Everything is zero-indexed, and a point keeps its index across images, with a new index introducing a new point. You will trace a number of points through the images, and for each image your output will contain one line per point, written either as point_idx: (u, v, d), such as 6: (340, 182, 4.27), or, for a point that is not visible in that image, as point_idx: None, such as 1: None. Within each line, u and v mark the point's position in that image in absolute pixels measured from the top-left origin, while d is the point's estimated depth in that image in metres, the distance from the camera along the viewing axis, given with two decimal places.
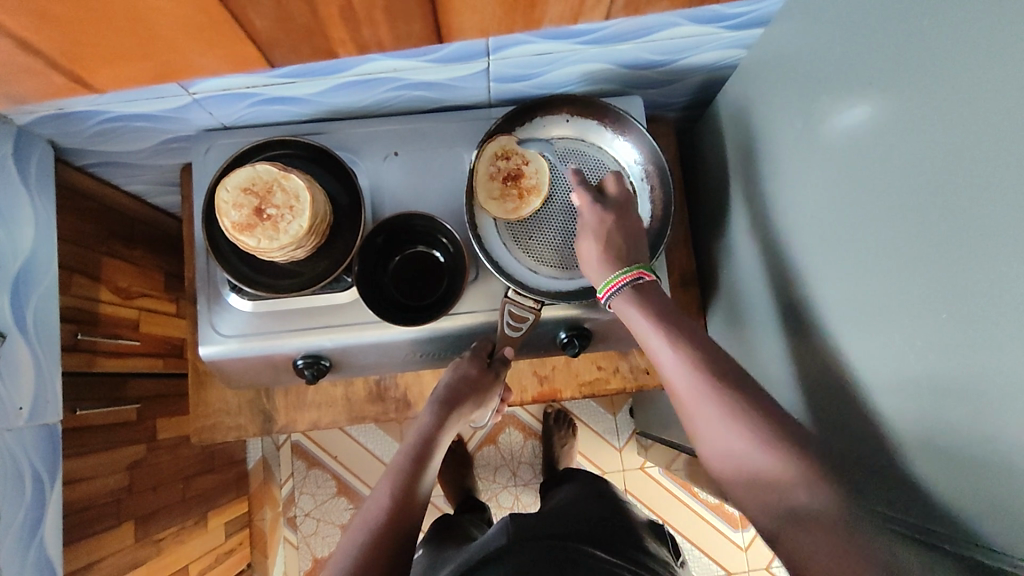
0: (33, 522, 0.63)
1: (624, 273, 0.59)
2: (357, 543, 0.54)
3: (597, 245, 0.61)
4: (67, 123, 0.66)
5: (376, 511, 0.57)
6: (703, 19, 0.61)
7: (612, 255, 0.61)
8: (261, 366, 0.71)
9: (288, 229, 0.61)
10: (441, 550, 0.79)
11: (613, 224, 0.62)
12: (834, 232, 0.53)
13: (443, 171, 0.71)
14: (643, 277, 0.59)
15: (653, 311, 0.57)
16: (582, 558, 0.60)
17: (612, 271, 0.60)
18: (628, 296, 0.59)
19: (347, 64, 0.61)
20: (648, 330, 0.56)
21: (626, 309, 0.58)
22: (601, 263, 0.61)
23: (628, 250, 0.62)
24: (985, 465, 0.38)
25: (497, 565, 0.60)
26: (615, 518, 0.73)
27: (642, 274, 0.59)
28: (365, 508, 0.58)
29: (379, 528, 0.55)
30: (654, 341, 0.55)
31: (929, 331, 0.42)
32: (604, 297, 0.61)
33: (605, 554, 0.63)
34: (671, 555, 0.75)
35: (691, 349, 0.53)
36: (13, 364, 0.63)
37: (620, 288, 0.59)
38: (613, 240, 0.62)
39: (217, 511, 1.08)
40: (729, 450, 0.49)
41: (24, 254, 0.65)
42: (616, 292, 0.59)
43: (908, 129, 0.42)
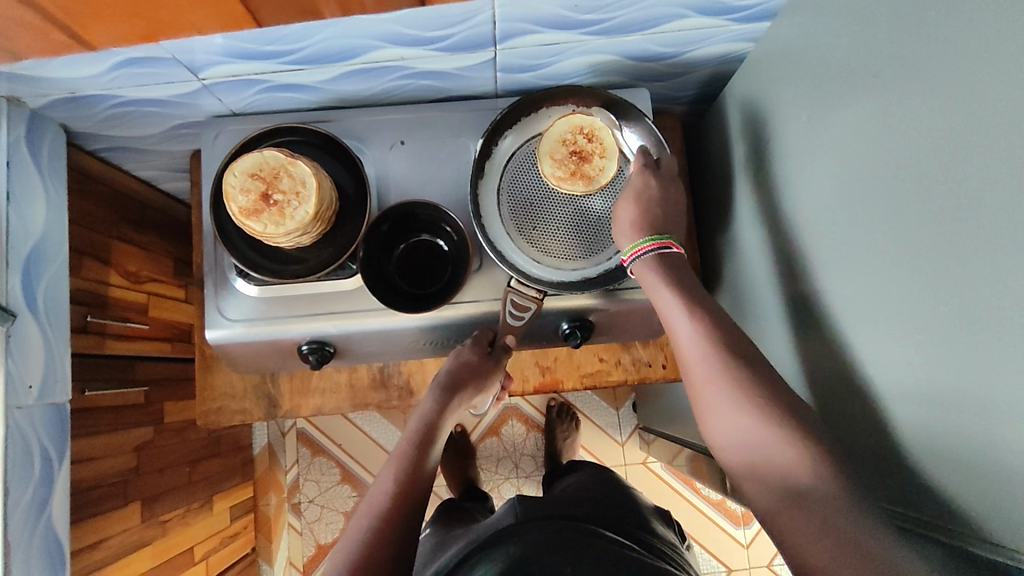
0: (41, 498, 0.64)
1: (650, 241, 0.61)
2: (363, 527, 0.55)
3: (631, 211, 0.62)
4: (79, 107, 0.67)
5: (381, 496, 0.58)
6: (711, 11, 0.61)
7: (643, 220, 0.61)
8: (267, 351, 0.72)
9: (295, 215, 0.61)
10: (447, 534, 0.80)
11: (654, 188, 0.63)
12: (838, 225, 0.53)
13: (449, 161, 0.72)
14: (670, 248, 0.61)
15: (674, 282, 0.58)
16: (591, 535, 0.61)
17: (641, 235, 0.61)
18: (653, 262, 0.60)
19: (355, 52, 0.62)
20: (668, 303, 0.58)
21: (647, 278, 0.60)
22: (631, 226, 0.62)
23: (663, 216, 0.62)
24: (981, 456, 0.39)
25: (504, 542, 0.61)
26: (621, 502, 0.73)
27: (664, 244, 0.61)
28: (370, 492, 0.59)
29: (385, 511, 0.56)
30: (674, 315, 0.57)
31: (929, 324, 0.42)
32: (627, 261, 0.62)
33: (611, 532, 0.64)
34: (676, 538, 0.76)
35: (708, 324, 0.55)
36: (24, 343, 0.64)
37: (642, 255, 0.61)
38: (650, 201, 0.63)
39: (222, 495, 1.09)
40: (742, 433, 0.50)
41: (35, 236, 0.66)
42: (639, 259, 0.61)
43: (913, 122, 0.42)
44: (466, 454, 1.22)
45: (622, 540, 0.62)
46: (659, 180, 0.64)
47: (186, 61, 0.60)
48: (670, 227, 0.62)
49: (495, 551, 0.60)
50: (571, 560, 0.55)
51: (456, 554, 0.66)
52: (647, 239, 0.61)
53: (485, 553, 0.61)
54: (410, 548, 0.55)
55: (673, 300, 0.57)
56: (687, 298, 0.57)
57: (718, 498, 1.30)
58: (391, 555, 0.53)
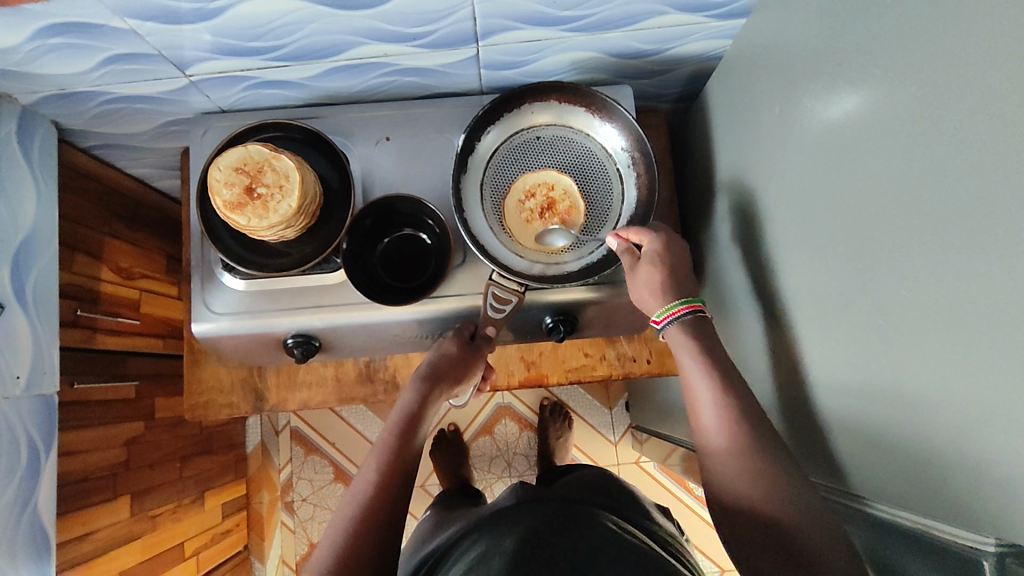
0: (28, 489, 0.65)
1: (683, 304, 0.60)
2: (346, 519, 0.55)
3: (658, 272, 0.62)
4: (70, 103, 0.68)
5: (365, 485, 0.58)
6: (688, 8, 0.62)
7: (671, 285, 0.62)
8: (253, 344, 0.73)
9: (278, 209, 0.62)
10: (448, 515, 0.82)
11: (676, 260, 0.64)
12: (810, 218, 0.53)
13: (433, 157, 0.73)
14: (701, 310, 0.61)
15: (700, 345, 0.58)
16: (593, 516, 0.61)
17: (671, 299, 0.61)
18: (680, 328, 0.60)
19: (338, 48, 0.63)
20: (689, 362, 0.57)
21: (675, 339, 0.60)
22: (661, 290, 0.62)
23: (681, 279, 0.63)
24: (937, 441, 0.39)
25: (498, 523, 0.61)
26: (619, 494, 0.74)
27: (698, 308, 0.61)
28: (354, 482, 0.60)
29: (368, 503, 0.57)
30: (692, 369, 0.57)
31: (892, 310, 0.43)
32: (660, 323, 0.62)
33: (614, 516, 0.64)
34: (674, 529, 0.77)
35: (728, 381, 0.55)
36: (11, 335, 0.65)
37: (677, 318, 0.60)
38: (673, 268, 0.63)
39: (214, 492, 1.10)
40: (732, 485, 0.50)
41: (25, 230, 0.68)
42: (674, 321, 0.60)
43: (879, 109, 0.43)
44: (457, 454, 1.23)
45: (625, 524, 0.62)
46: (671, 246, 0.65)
47: (172, 57, 0.61)
48: (685, 288, 0.63)
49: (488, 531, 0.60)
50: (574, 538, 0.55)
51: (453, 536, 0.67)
52: (678, 304, 0.61)
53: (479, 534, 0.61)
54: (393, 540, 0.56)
55: (695, 357, 0.57)
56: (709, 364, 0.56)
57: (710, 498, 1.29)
58: (373, 545, 0.54)
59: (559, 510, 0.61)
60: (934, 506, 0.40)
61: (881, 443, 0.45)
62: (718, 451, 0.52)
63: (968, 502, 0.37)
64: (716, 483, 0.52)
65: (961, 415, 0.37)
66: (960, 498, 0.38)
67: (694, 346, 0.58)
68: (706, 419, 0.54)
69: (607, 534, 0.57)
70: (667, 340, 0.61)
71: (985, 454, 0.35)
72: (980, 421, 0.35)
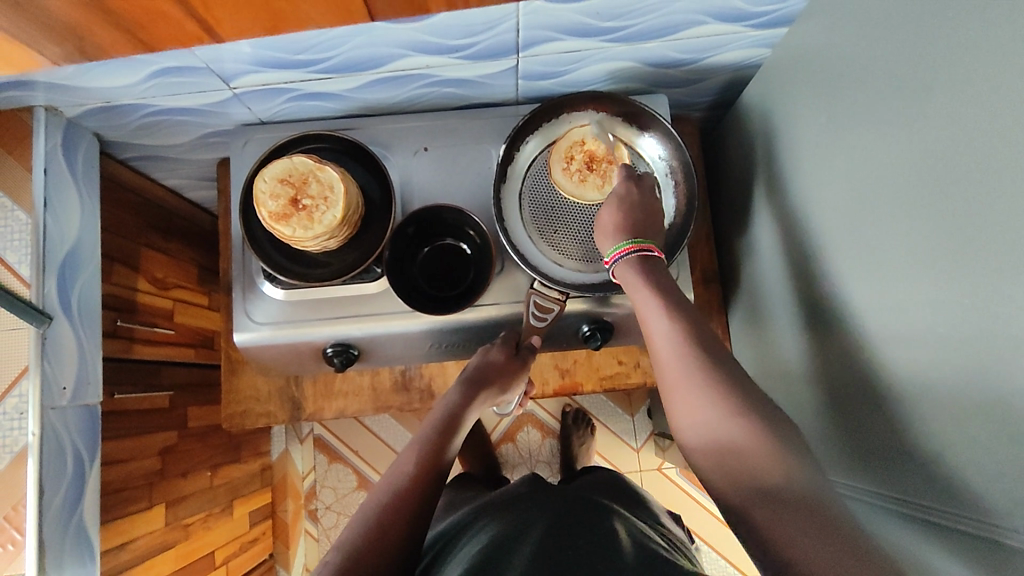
0: (73, 498, 0.66)
1: (630, 243, 0.62)
2: (376, 503, 0.55)
3: (615, 214, 0.64)
4: (114, 116, 0.69)
5: (400, 473, 0.58)
6: (728, 17, 0.63)
7: (624, 224, 0.63)
8: (291, 354, 0.73)
9: (322, 219, 0.63)
10: (458, 495, 0.83)
11: (639, 198, 0.64)
12: (858, 227, 0.53)
13: (470, 166, 0.73)
14: (650, 252, 0.62)
15: (652, 282, 0.60)
16: (603, 512, 0.61)
17: (620, 238, 0.63)
18: (627, 266, 0.62)
19: (381, 60, 0.64)
20: (642, 300, 0.59)
21: (623, 277, 0.62)
22: (612, 228, 0.63)
23: (643, 223, 0.63)
24: (1002, 449, 0.39)
25: (516, 511, 0.61)
26: (631, 496, 0.75)
27: (639, 247, 0.62)
28: (386, 474, 0.59)
29: (401, 489, 0.56)
30: (650, 310, 0.58)
31: (952, 316, 0.43)
32: (610, 263, 0.64)
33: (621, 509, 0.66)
34: (683, 533, 0.78)
35: (689, 329, 0.56)
36: (58, 346, 0.66)
37: (625, 257, 0.62)
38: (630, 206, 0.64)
39: (241, 501, 1.10)
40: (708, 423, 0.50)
41: (70, 241, 0.69)
42: (622, 260, 0.62)
43: (933, 118, 0.43)
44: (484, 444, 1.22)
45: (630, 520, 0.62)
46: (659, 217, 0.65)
47: (217, 70, 0.62)
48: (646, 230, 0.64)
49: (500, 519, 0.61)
50: (582, 531, 0.55)
51: (459, 520, 0.67)
52: (618, 246, 0.63)
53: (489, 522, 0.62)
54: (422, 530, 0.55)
55: (654, 303, 0.58)
56: (662, 299, 0.58)
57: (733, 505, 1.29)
58: (403, 527, 0.54)
59: (573, 504, 0.62)
60: (997, 512, 0.40)
61: (938, 449, 0.45)
62: (687, 401, 0.52)
63: None
64: (692, 443, 0.51)
65: None
66: None
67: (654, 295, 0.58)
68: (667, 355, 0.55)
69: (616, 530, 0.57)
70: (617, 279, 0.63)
71: None
72: None
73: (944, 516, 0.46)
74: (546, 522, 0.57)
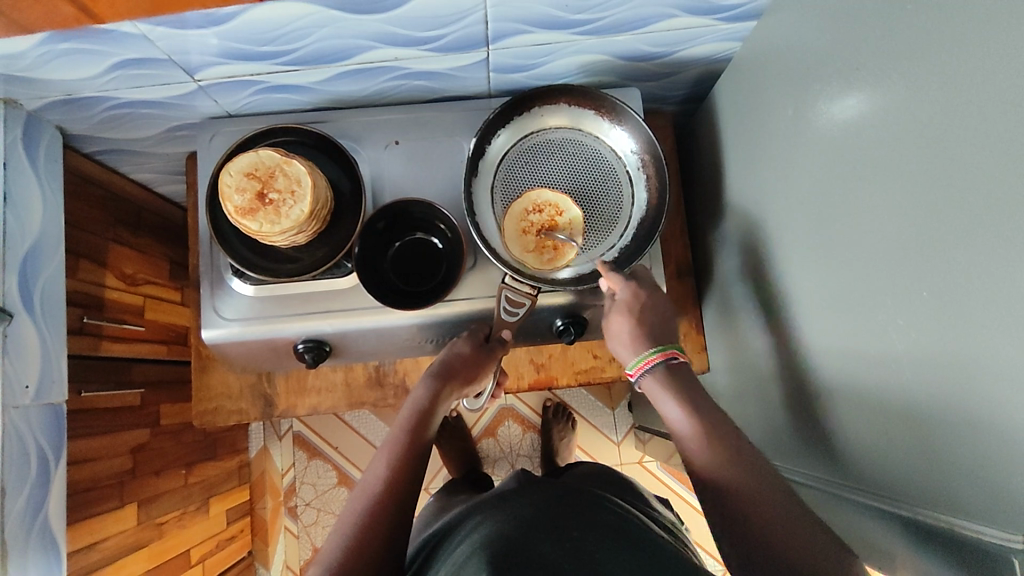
0: (38, 498, 0.65)
1: (656, 353, 0.60)
2: (355, 513, 0.55)
3: (628, 324, 0.63)
4: (76, 109, 0.67)
5: (375, 479, 0.57)
6: (697, 10, 0.62)
7: (641, 335, 0.62)
8: (262, 350, 0.72)
9: (290, 213, 0.62)
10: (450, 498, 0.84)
11: (648, 304, 0.64)
12: (823, 223, 0.54)
13: (441, 161, 0.73)
14: (676, 357, 0.60)
15: (676, 381, 0.58)
16: (594, 497, 0.61)
17: (643, 348, 0.61)
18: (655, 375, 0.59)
19: (348, 52, 0.63)
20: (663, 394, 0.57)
21: (651, 387, 0.59)
22: (629, 340, 0.62)
23: (658, 333, 0.62)
24: (955, 442, 0.40)
25: (502, 499, 0.61)
26: (622, 485, 0.76)
27: (669, 354, 0.60)
28: (363, 478, 0.58)
29: (378, 496, 0.56)
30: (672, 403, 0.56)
31: (911, 308, 0.43)
32: (633, 374, 0.61)
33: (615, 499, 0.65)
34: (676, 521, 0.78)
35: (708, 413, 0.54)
36: (20, 342, 0.65)
37: (650, 366, 0.60)
38: (646, 318, 0.63)
39: (218, 499, 1.09)
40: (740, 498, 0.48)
41: (32, 237, 0.67)
42: (645, 371, 0.60)
43: (896, 111, 0.43)
44: (462, 438, 1.22)
45: (625, 508, 0.62)
46: (645, 292, 0.65)
47: (181, 62, 0.61)
48: (663, 339, 0.62)
49: (485, 508, 0.61)
50: (571, 513, 0.55)
51: (453, 516, 0.67)
52: (649, 355, 0.60)
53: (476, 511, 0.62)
54: (402, 533, 0.55)
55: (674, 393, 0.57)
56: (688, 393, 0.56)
57: None
58: (384, 535, 0.53)
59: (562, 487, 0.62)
60: (952, 501, 0.41)
61: (897, 438, 0.46)
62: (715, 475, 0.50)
63: (988, 503, 0.38)
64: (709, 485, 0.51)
65: (984, 419, 0.37)
66: (982, 499, 0.38)
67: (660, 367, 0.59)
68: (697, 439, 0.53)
69: (611, 517, 0.56)
70: (644, 391, 0.61)
71: (1007, 451, 0.35)
72: (1000, 424, 0.36)
73: (903, 507, 0.46)
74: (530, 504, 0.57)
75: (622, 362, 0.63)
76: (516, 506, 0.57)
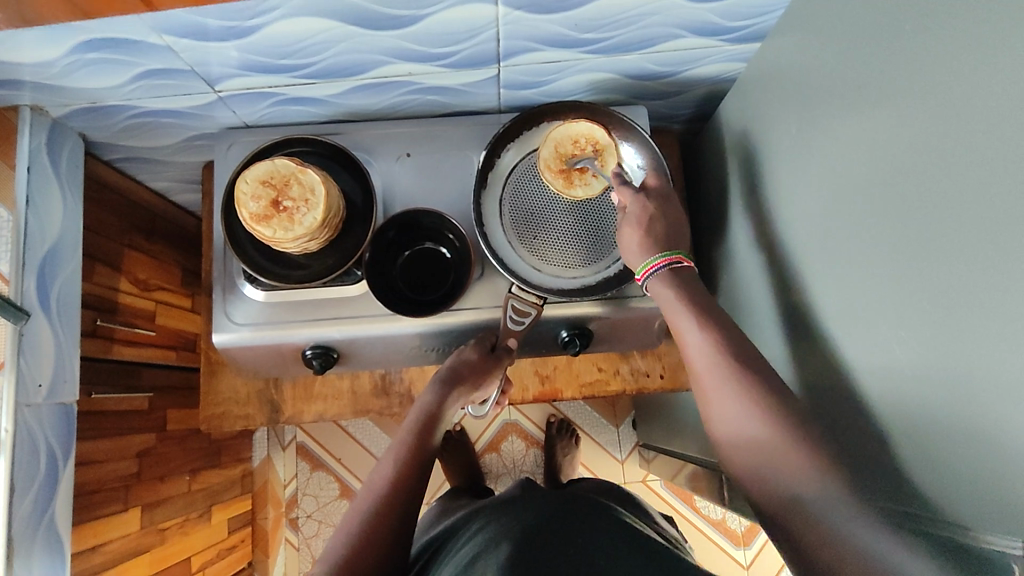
0: (47, 495, 0.66)
1: (660, 258, 0.63)
2: (361, 512, 0.55)
3: (638, 229, 0.64)
4: (98, 117, 0.70)
5: (380, 482, 0.58)
6: (703, 31, 0.64)
7: (651, 238, 0.63)
8: (270, 355, 0.73)
9: (303, 221, 0.63)
10: (450, 503, 0.85)
11: (658, 210, 0.65)
12: (827, 236, 0.55)
13: (452, 173, 0.74)
14: (681, 263, 0.63)
15: (691, 304, 0.59)
16: (600, 506, 0.61)
17: (650, 254, 0.63)
18: (662, 279, 0.62)
19: (364, 67, 0.65)
20: (682, 321, 0.59)
21: (661, 293, 0.62)
22: (637, 247, 0.64)
23: (669, 235, 0.64)
24: (957, 451, 0.40)
25: (510, 503, 0.62)
26: (624, 497, 0.76)
27: (673, 259, 0.62)
28: (368, 481, 0.59)
29: (382, 498, 0.57)
30: (692, 336, 0.58)
31: (914, 319, 0.43)
32: (642, 278, 0.64)
33: (620, 509, 0.66)
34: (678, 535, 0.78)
35: (732, 357, 0.55)
36: (35, 343, 0.67)
37: (656, 271, 0.63)
38: (657, 223, 0.64)
39: (220, 507, 1.10)
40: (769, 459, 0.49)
41: (51, 240, 0.69)
42: (653, 275, 0.63)
43: (896, 128, 0.44)
44: (465, 452, 1.23)
45: (629, 518, 0.62)
46: (656, 202, 0.66)
47: (203, 73, 0.63)
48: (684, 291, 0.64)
49: (492, 511, 0.61)
50: (578, 519, 0.55)
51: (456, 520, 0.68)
52: (654, 259, 0.63)
53: (482, 513, 0.63)
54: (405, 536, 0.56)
55: (695, 328, 0.57)
56: (706, 326, 0.57)
57: (718, 518, 1.29)
58: (388, 536, 0.54)
59: (568, 496, 0.63)
60: (957, 511, 0.41)
61: (902, 449, 0.46)
62: (743, 438, 0.51)
63: (990, 512, 0.38)
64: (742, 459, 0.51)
65: (984, 426, 0.38)
66: (985, 508, 0.39)
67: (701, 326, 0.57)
68: (720, 389, 0.54)
69: (617, 526, 0.56)
70: (650, 293, 0.64)
71: (1009, 461, 0.36)
72: (1001, 431, 0.36)
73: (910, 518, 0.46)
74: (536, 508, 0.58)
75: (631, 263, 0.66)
76: (525, 510, 0.58)
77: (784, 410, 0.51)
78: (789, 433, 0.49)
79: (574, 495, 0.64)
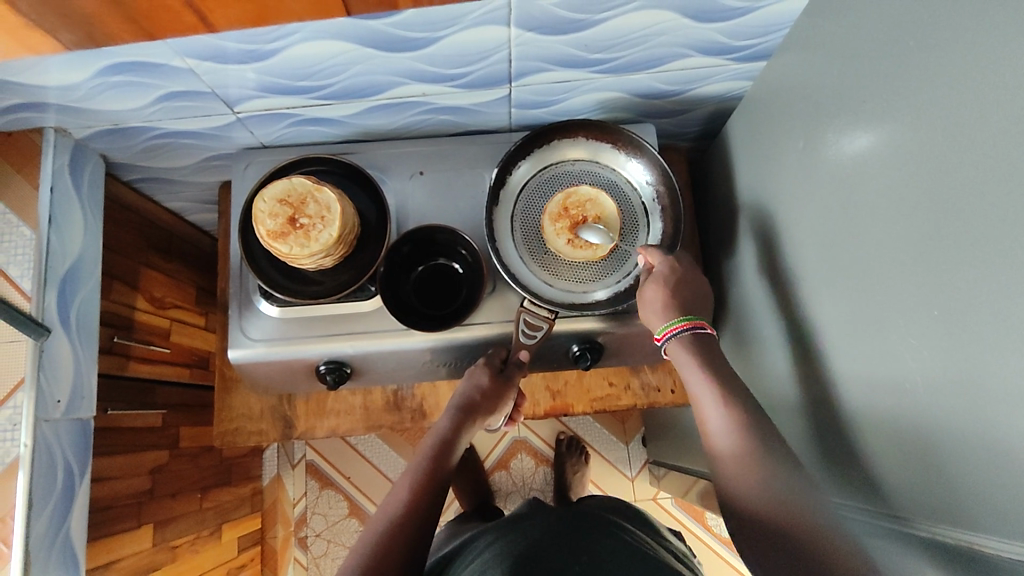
0: (63, 509, 0.66)
1: (682, 320, 0.63)
2: (375, 532, 0.56)
3: (661, 292, 0.65)
4: (120, 138, 0.71)
5: (395, 504, 0.59)
6: (709, 51, 0.66)
7: (674, 303, 0.64)
8: (284, 371, 0.74)
9: (319, 237, 0.65)
10: (461, 526, 0.85)
11: (684, 277, 0.66)
12: (834, 247, 0.55)
13: (464, 190, 0.76)
14: (706, 329, 0.63)
15: (705, 363, 0.60)
16: (609, 523, 0.61)
17: (672, 316, 0.64)
18: (683, 346, 0.62)
19: (379, 87, 0.67)
20: (697, 379, 0.60)
21: (679, 355, 0.62)
22: (661, 306, 0.64)
23: (691, 303, 0.65)
24: (970, 458, 0.40)
25: (521, 519, 0.62)
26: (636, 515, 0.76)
27: (697, 324, 0.63)
28: (384, 503, 0.60)
29: (396, 520, 0.57)
30: (701, 388, 0.59)
31: (922, 327, 0.44)
32: (662, 340, 0.64)
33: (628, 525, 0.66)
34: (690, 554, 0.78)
35: (737, 412, 0.56)
36: (56, 358, 0.68)
37: (677, 334, 0.63)
38: (679, 289, 0.65)
39: (230, 525, 1.09)
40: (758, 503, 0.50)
41: (71, 257, 0.71)
42: (674, 338, 0.63)
43: (900, 141, 0.45)
44: (475, 470, 1.22)
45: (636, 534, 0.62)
46: (682, 267, 0.67)
47: (223, 94, 0.65)
48: (693, 309, 0.65)
49: (502, 528, 0.61)
50: (584, 538, 0.55)
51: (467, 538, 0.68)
52: (677, 321, 0.63)
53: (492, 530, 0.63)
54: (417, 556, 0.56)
55: (704, 380, 0.59)
56: (715, 381, 0.58)
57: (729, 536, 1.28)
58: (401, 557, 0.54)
59: (578, 514, 0.63)
60: (970, 518, 0.41)
61: (913, 456, 0.46)
62: (737, 480, 0.52)
63: (1004, 518, 0.38)
64: (736, 499, 0.52)
65: (996, 432, 0.38)
66: (998, 515, 0.38)
67: (712, 389, 0.58)
68: (722, 439, 0.55)
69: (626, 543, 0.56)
70: (671, 357, 0.64)
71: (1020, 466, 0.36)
72: (1012, 436, 0.36)
73: (922, 527, 0.46)
74: (547, 528, 0.57)
75: (650, 326, 0.66)
76: (535, 529, 0.57)
77: (780, 459, 0.52)
78: (781, 480, 0.50)
79: (583, 514, 0.63)
